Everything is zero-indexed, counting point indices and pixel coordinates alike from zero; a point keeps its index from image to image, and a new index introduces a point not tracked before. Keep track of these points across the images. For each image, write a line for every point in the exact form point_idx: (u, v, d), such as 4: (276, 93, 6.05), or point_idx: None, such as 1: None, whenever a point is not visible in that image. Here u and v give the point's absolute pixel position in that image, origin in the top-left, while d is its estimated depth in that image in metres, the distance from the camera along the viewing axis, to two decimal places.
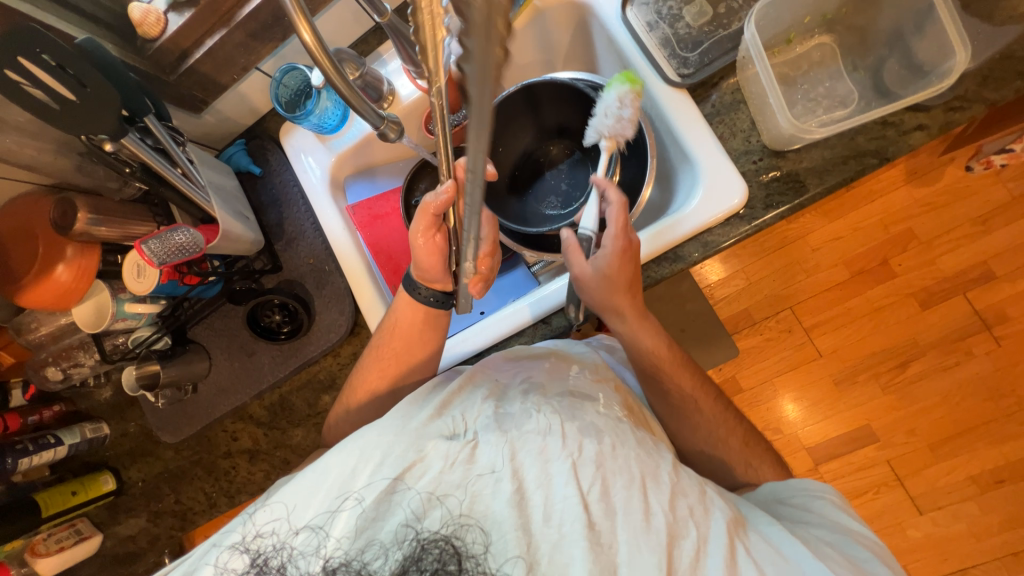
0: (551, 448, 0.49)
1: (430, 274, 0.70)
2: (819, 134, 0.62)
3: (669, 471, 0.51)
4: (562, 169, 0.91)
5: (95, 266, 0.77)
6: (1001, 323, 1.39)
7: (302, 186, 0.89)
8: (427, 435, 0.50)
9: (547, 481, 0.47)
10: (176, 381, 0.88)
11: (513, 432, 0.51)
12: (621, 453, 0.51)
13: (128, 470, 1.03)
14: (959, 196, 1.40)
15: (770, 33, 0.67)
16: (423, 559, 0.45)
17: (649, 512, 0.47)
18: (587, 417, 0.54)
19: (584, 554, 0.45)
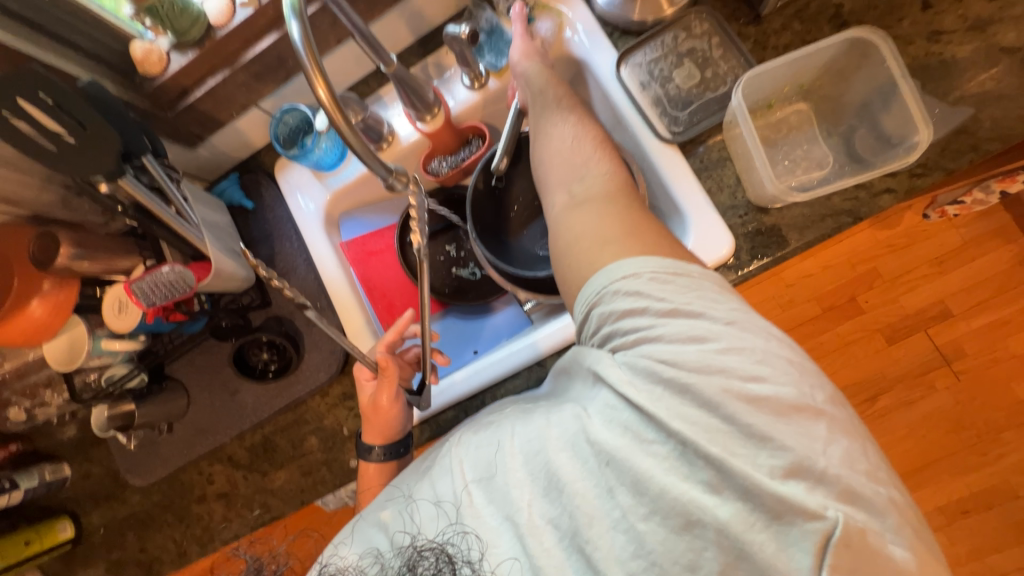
0: (444, 454, 0.54)
1: (388, 428, 0.74)
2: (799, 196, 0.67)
3: (537, 419, 0.51)
4: None
5: (72, 302, 0.74)
6: (959, 359, 1.48)
7: (296, 222, 0.88)
8: (397, 475, 0.59)
9: (440, 484, 0.52)
10: (151, 421, 0.85)
11: (437, 450, 0.57)
12: (502, 425, 0.53)
13: (88, 515, 0.95)
14: (918, 239, 1.50)
15: (753, 98, 0.73)
16: (420, 565, 0.49)
17: (514, 452, 0.49)
18: (491, 416, 0.57)
19: (472, 524, 0.49)
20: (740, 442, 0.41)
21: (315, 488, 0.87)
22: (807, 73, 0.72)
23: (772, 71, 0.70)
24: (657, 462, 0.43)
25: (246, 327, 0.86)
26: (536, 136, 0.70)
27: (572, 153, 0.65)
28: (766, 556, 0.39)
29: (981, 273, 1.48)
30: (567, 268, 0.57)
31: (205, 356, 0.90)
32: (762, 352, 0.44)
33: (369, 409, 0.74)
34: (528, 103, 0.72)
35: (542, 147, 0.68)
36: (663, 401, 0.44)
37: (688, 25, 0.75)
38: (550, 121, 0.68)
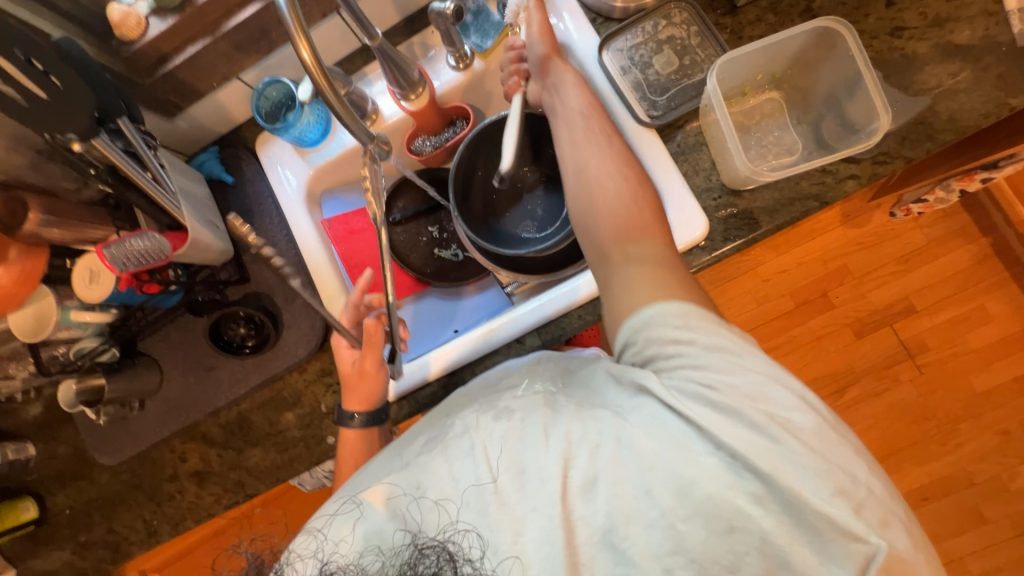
0: (458, 442, 0.52)
1: (368, 394, 0.74)
2: (769, 176, 0.70)
3: (568, 418, 0.50)
4: (539, 195, 0.95)
5: (38, 273, 0.72)
6: (921, 353, 1.55)
7: (276, 197, 0.88)
8: (396, 455, 0.55)
9: (457, 472, 0.50)
10: (121, 398, 0.83)
11: (439, 440, 0.53)
12: (528, 422, 0.51)
13: (54, 496, 0.92)
14: (886, 237, 1.57)
15: (729, 85, 0.76)
16: (421, 564, 0.46)
17: (548, 451, 0.48)
18: (502, 402, 0.55)
19: (491, 518, 0.47)
20: (784, 458, 0.43)
21: (292, 465, 0.86)
22: (779, 63, 0.75)
23: (745, 58, 0.72)
24: (705, 472, 0.44)
25: (223, 301, 0.85)
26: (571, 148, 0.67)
27: (602, 168, 0.64)
28: (805, 567, 0.43)
29: (943, 270, 1.55)
30: (608, 293, 0.58)
31: (180, 332, 0.88)
32: (800, 392, 0.47)
33: (349, 376, 0.75)
34: (559, 115, 0.71)
35: (575, 160, 0.66)
36: (713, 419, 0.45)
37: (666, 14, 0.78)
38: (585, 137, 0.67)
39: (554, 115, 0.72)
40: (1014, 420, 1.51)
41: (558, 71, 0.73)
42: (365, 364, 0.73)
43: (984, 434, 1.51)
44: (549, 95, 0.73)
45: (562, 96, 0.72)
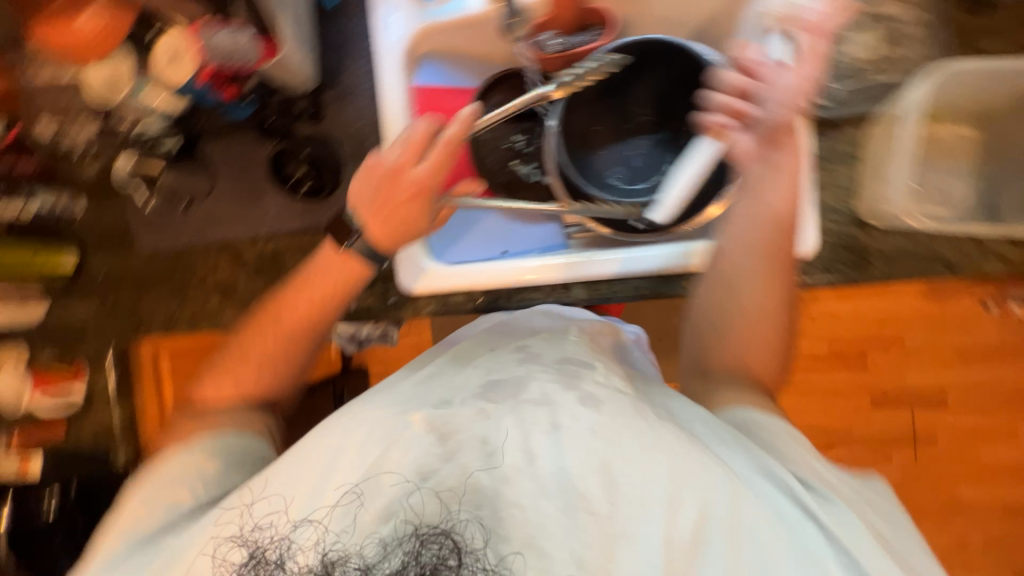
0: (541, 435, 0.48)
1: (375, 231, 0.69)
2: (921, 223, 0.61)
3: (676, 445, 0.49)
4: (643, 143, 0.85)
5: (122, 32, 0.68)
6: (927, 444, 1.50)
7: (376, 41, 0.79)
8: (400, 420, 0.52)
9: (534, 447, 0.48)
10: (173, 189, 0.87)
11: (507, 399, 0.52)
12: (622, 422, 0.49)
13: (94, 256, 0.95)
14: (960, 325, 1.44)
15: (938, 98, 0.64)
16: (423, 554, 0.45)
17: (649, 480, 0.47)
18: (585, 386, 0.53)
19: (577, 532, 0.45)
20: (860, 540, 0.50)
21: None
22: (997, 96, 0.64)
23: (970, 74, 0.61)
24: (807, 552, 0.48)
25: (290, 134, 0.83)
26: (744, 250, 0.63)
27: (765, 273, 0.63)
28: None
29: (996, 379, 1.46)
30: (721, 387, 0.64)
31: (241, 147, 0.86)
32: (869, 509, 0.58)
33: (377, 194, 0.67)
34: (749, 199, 0.64)
35: (743, 257, 0.63)
36: (835, 525, 0.51)
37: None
38: (770, 241, 0.63)
39: (741, 194, 0.65)
40: (977, 535, 1.51)
41: (783, 150, 0.64)
42: (410, 210, 0.67)
43: (941, 536, 1.51)
44: (747, 167, 0.66)
45: (765, 186, 0.64)
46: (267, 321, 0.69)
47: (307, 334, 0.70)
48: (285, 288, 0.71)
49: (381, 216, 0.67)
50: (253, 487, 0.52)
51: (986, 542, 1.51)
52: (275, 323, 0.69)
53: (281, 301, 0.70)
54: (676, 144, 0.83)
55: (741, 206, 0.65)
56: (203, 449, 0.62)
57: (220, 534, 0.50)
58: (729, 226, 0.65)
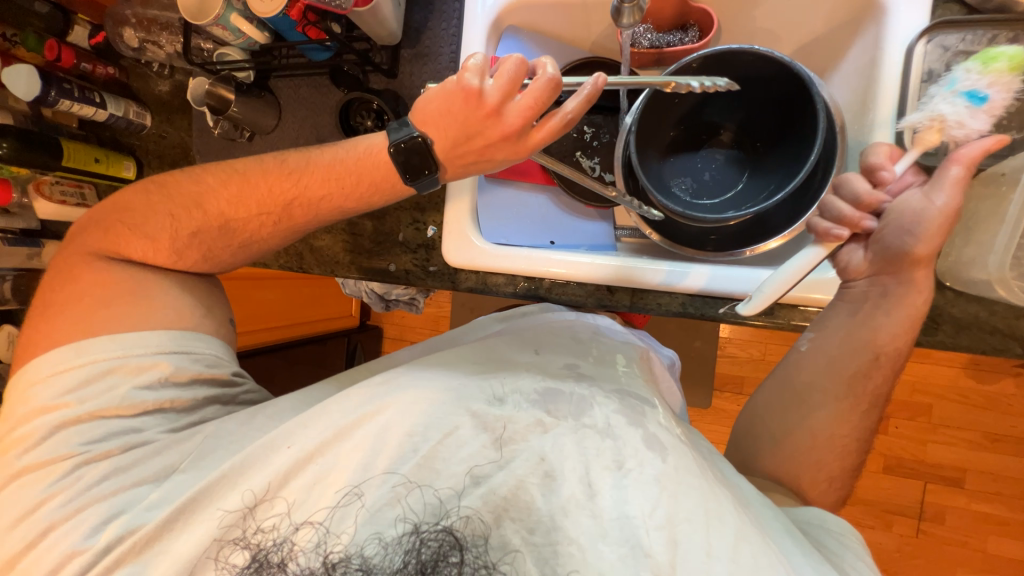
0: (605, 473, 0.49)
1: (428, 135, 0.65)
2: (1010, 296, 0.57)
3: (735, 516, 0.47)
4: (718, 159, 0.82)
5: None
6: (932, 521, 1.43)
7: (465, 7, 0.79)
8: (455, 414, 0.53)
9: (592, 479, 0.49)
10: (236, 119, 0.84)
11: (567, 416, 0.53)
12: (684, 478, 0.48)
13: (150, 169, 0.99)
14: (996, 407, 1.37)
15: None
16: (423, 550, 0.49)
17: (711, 555, 0.45)
18: (649, 426, 0.53)
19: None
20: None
21: (348, 268, 0.87)
22: None
23: None
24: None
25: (363, 84, 0.81)
26: (828, 364, 0.62)
27: (842, 403, 0.61)
28: None
29: (1022, 472, 1.38)
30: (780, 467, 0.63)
31: (310, 91, 0.86)
32: None
33: (444, 107, 0.63)
34: (855, 318, 0.61)
35: (823, 378, 0.62)
36: None
37: (1020, 36, 0.60)
38: (860, 365, 0.61)
39: (845, 308, 0.63)
40: None
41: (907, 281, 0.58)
42: (473, 142, 0.65)
43: None
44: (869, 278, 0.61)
45: (879, 308, 0.60)
46: (272, 202, 0.67)
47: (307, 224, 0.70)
48: (306, 166, 0.67)
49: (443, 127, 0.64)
50: (255, 488, 0.53)
51: None
52: (283, 209, 0.68)
53: (297, 184, 0.67)
54: (751, 164, 0.80)
55: (840, 323, 0.62)
56: (164, 339, 0.63)
57: (223, 538, 0.52)
58: (819, 331, 0.64)
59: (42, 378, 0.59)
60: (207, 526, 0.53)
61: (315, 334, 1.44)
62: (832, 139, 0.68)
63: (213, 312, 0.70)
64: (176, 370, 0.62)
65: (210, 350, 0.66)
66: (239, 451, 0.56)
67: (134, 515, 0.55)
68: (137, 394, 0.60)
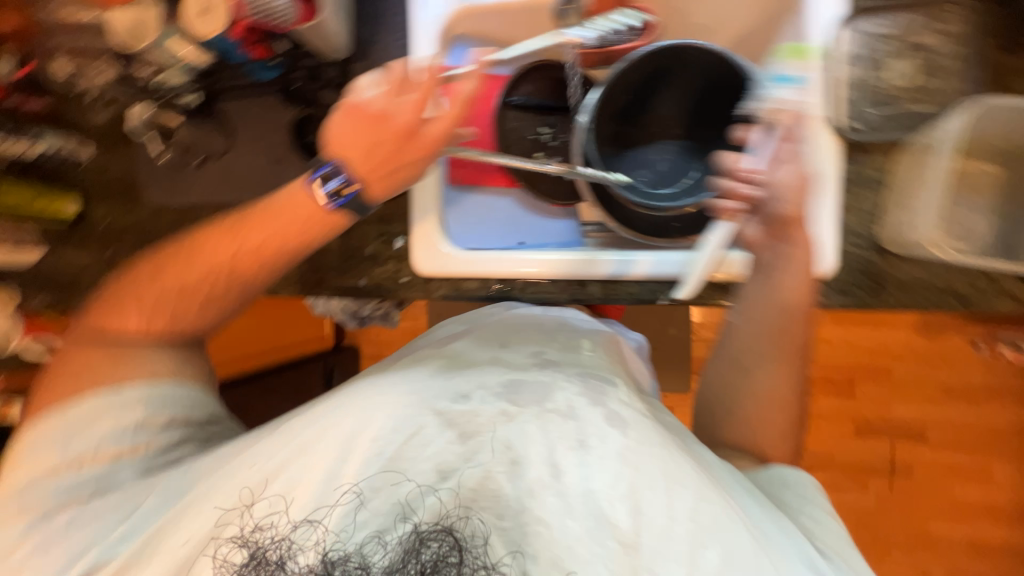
0: (569, 451, 0.50)
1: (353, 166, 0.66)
2: (950, 256, 0.61)
3: (693, 475, 0.50)
4: (670, 148, 0.85)
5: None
6: (903, 477, 1.52)
7: (409, 14, 0.78)
8: (418, 414, 0.53)
9: (561, 460, 0.50)
10: (184, 143, 0.85)
11: (530, 404, 0.54)
12: (645, 449, 0.51)
13: (96, 204, 0.92)
14: (946, 362, 1.47)
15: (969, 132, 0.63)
16: (423, 552, 0.47)
17: (673, 517, 0.48)
18: (611, 404, 0.54)
19: (609, 560, 0.46)
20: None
21: (316, 288, 0.84)
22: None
23: (1006, 110, 0.60)
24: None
25: (314, 99, 0.82)
26: (759, 334, 0.65)
27: (773, 359, 0.65)
28: None
29: (975, 419, 1.48)
30: (732, 428, 0.67)
31: (260, 111, 0.84)
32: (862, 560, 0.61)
33: (360, 127, 0.66)
34: (764, 282, 0.64)
35: (755, 340, 0.65)
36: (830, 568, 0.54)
37: (926, 18, 0.65)
38: (784, 328, 0.64)
39: (760, 276, 0.64)
40: (941, 569, 1.53)
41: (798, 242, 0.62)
42: (399, 153, 0.67)
43: (908, 567, 1.54)
44: (769, 248, 0.63)
45: (785, 273, 0.63)
46: (222, 257, 0.65)
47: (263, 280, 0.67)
48: (252, 216, 0.66)
49: (369, 148, 0.66)
50: (251, 487, 0.52)
51: None
52: (232, 262, 0.65)
53: (244, 236, 0.65)
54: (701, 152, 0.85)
55: (758, 291, 0.64)
56: (143, 392, 0.62)
57: (220, 535, 0.50)
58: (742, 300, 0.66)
59: (22, 463, 0.59)
60: (202, 523, 0.51)
61: (289, 360, 1.40)
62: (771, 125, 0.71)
63: (192, 362, 0.68)
64: (151, 415, 0.62)
65: (187, 393, 0.65)
66: (213, 474, 0.54)
67: (105, 546, 0.54)
68: (115, 439, 0.60)
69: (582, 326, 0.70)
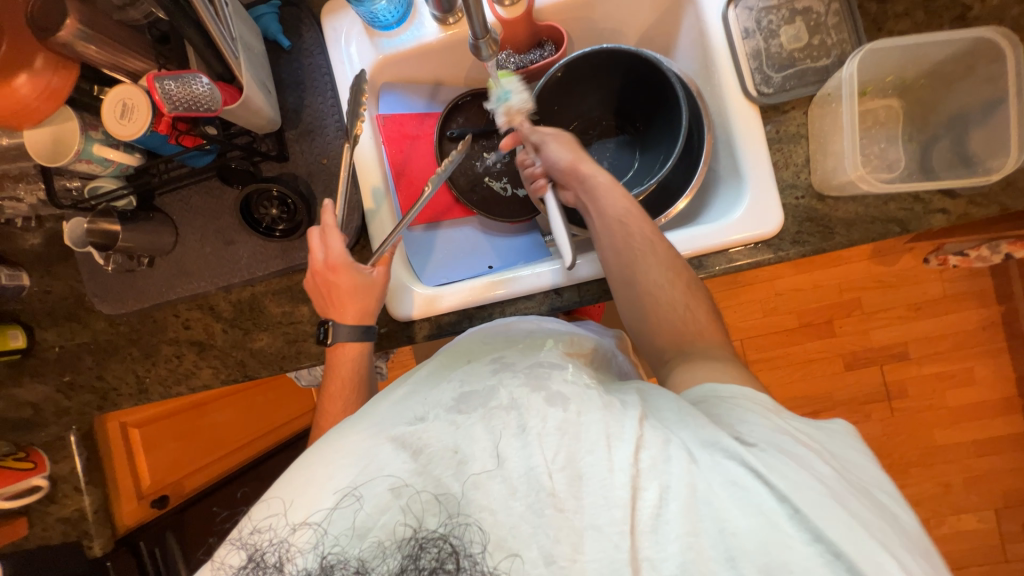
0: (510, 438, 0.44)
1: (333, 312, 0.71)
2: (874, 188, 0.65)
3: (636, 426, 0.44)
4: (609, 146, 0.92)
5: (43, 116, 0.68)
6: (899, 397, 1.59)
7: (335, 76, 0.82)
8: (373, 443, 0.46)
9: (505, 451, 0.43)
10: (131, 249, 0.78)
11: (476, 408, 0.47)
12: (586, 419, 0.44)
13: (44, 331, 0.89)
14: (907, 281, 1.56)
15: (865, 75, 0.68)
16: (422, 557, 0.40)
17: (613, 468, 0.42)
18: (552, 384, 0.48)
19: (548, 527, 0.40)
20: (817, 500, 0.39)
21: (297, 358, 0.83)
22: (914, 68, 0.69)
23: (891, 49, 0.65)
24: (766, 516, 0.39)
25: (256, 175, 0.79)
26: (626, 277, 0.66)
27: (648, 261, 0.66)
28: None
29: (948, 327, 1.57)
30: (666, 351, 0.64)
31: (203, 196, 0.83)
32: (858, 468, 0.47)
33: (330, 293, 0.71)
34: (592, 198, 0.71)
35: (614, 253, 0.68)
36: (795, 475, 0.41)
37: None
38: (625, 232, 0.68)
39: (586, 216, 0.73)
40: (959, 475, 1.58)
41: (586, 176, 0.71)
42: (364, 299, 0.71)
43: (928, 482, 1.59)
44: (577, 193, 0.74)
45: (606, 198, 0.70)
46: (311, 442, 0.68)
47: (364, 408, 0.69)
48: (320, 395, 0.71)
49: (344, 309, 0.71)
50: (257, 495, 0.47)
51: (966, 481, 1.58)
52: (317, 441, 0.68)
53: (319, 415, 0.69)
54: (636, 143, 0.90)
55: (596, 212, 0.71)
56: None
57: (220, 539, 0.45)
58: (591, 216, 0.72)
59: None
60: None
61: (282, 439, 1.34)
62: (694, 102, 0.77)
63: None
64: None
65: None
66: None
67: None
68: None
69: (548, 330, 0.66)
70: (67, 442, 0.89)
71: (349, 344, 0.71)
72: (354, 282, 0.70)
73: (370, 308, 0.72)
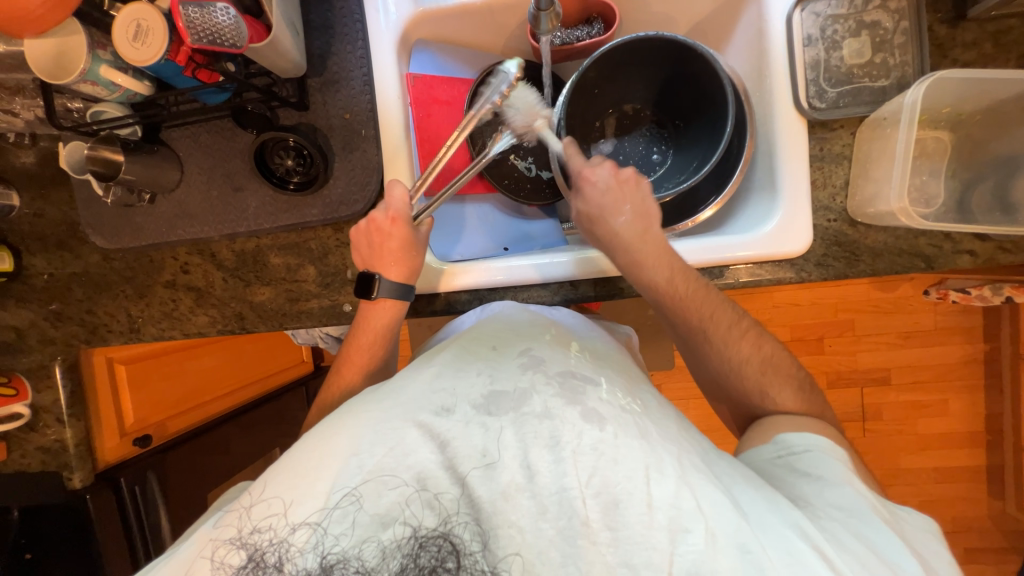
0: (543, 451, 0.44)
1: (381, 267, 0.70)
2: (915, 220, 0.62)
3: (676, 463, 0.44)
4: (641, 137, 0.89)
5: (49, 26, 0.62)
6: (874, 419, 1.64)
7: (367, 25, 0.76)
8: (400, 428, 0.46)
9: (535, 463, 0.43)
10: (133, 183, 0.74)
11: (507, 412, 0.46)
12: (623, 443, 0.44)
13: (33, 256, 0.85)
14: (902, 309, 1.58)
15: (926, 102, 0.65)
16: (421, 556, 0.41)
17: (652, 505, 0.42)
18: (588, 402, 0.47)
19: (579, 560, 0.41)
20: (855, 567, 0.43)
21: (298, 317, 0.81)
22: (973, 102, 0.67)
23: (957, 80, 0.63)
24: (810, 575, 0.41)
25: (272, 121, 0.74)
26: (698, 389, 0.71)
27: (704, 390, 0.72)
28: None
29: (933, 359, 1.60)
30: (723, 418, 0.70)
31: (212, 136, 0.78)
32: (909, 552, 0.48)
33: (378, 246, 0.70)
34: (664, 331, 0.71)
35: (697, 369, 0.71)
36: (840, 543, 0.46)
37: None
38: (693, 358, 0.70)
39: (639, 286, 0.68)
40: (915, 497, 1.66)
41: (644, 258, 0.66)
42: (410, 257, 0.71)
43: None
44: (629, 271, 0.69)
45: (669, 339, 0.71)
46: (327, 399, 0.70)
47: (385, 378, 0.73)
48: (343, 354, 0.72)
49: (391, 265, 0.70)
50: (253, 490, 0.47)
51: (921, 504, 1.66)
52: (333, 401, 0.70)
53: (339, 375, 0.72)
54: (671, 138, 0.88)
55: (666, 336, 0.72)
56: None
57: (220, 537, 0.45)
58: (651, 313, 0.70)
59: None
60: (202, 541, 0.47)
61: (268, 392, 1.35)
62: (741, 109, 0.74)
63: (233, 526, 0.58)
64: None
65: None
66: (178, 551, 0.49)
67: None
68: None
69: (577, 333, 0.63)
70: (51, 371, 0.86)
71: (388, 300, 0.71)
72: (411, 241, 0.70)
73: (417, 267, 0.72)
